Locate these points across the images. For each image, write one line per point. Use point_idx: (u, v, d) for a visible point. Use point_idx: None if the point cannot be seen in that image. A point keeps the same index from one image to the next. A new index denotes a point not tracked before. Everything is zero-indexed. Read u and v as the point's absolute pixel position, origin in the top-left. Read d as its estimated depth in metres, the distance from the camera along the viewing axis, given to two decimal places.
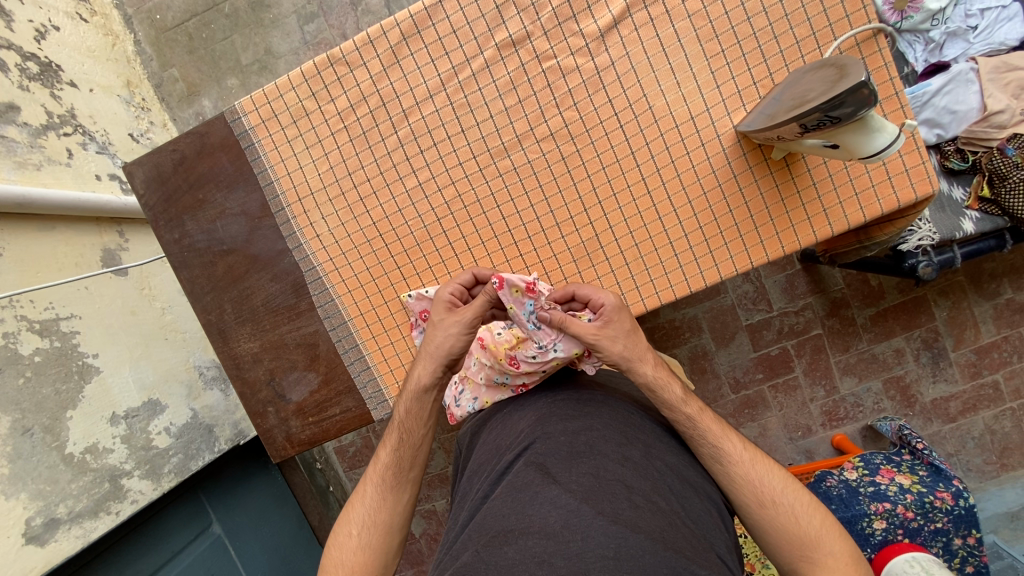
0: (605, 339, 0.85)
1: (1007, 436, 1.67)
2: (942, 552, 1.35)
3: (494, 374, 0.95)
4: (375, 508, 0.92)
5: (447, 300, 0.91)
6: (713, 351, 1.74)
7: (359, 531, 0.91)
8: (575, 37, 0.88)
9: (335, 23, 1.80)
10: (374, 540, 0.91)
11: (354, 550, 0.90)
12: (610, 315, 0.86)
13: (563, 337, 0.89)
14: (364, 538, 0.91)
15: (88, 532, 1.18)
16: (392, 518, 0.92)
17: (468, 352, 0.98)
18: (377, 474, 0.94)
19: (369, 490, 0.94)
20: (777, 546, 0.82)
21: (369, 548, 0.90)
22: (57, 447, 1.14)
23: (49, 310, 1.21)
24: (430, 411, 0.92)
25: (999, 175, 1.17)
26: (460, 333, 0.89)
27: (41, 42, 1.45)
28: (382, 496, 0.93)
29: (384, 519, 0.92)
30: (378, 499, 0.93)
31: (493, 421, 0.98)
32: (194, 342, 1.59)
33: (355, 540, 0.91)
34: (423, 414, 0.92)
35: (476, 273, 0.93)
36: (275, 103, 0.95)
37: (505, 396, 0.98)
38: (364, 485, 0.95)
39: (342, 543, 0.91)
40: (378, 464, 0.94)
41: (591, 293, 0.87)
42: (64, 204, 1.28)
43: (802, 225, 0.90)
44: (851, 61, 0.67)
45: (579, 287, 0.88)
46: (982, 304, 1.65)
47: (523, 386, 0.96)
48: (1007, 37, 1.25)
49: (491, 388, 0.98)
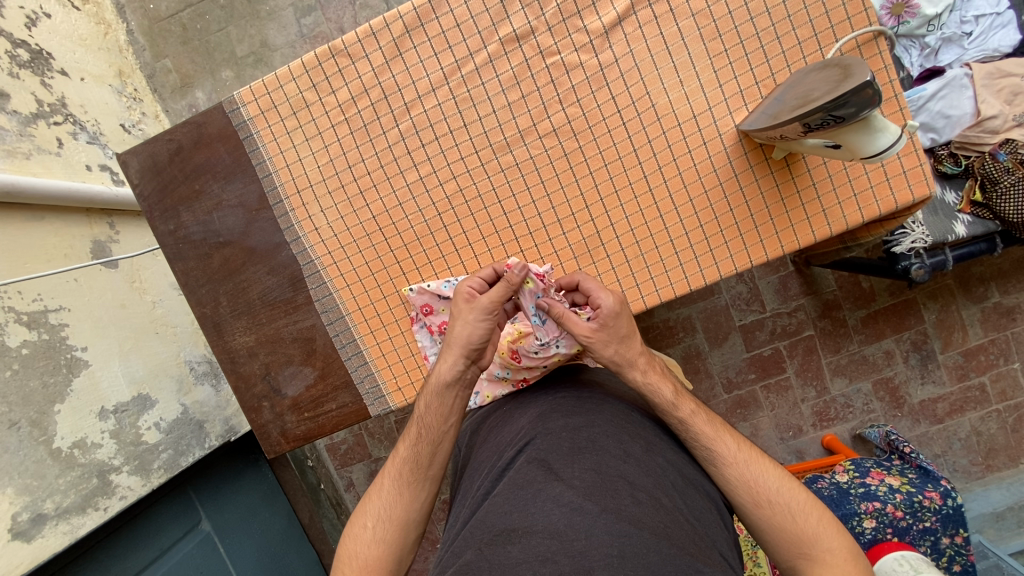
0: (608, 337, 0.85)
1: (993, 438, 1.70)
2: (930, 552, 1.36)
3: (495, 368, 1.00)
4: (390, 502, 0.91)
5: (468, 292, 0.89)
6: (707, 351, 1.75)
7: (374, 524, 0.90)
8: (579, 33, 0.88)
9: (332, 17, 1.79)
10: (389, 534, 0.89)
11: (369, 543, 0.89)
12: (606, 321, 0.85)
13: (565, 334, 0.91)
14: (379, 532, 0.89)
15: (75, 528, 1.16)
16: (409, 513, 0.91)
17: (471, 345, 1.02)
18: (395, 469, 0.93)
19: (387, 484, 0.92)
20: (775, 544, 0.82)
21: (385, 542, 0.89)
22: (44, 442, 1.12)
23: (36, 302, 1.18)
24: (442, 414, 0.90)
25: (991, 179, 1.20)
26: (474, 326, 0.87)
27: (32, 28, 1.42)
28: (400, 490, 0.91)
29: (401, 514, 0.90)
30: (395, 494, 0.91)
31: (497, 416, 0.98)
32: (185, 337, 1.56)
33: (370, 533, 0.89)
34: (445, 410, 0.90)
35: (497, 268, 0.91)
36: (275, 93, 0.94)
37: (506, 391, 1.01)
38: (382, 479, 0.94)
39: (358, 535, 0.90)
40: (398, 458, 0.93)
41: (593, 289, 0.86)
42: (55, 194, 1.25)
43: (801, 224, 0.91)
44: (854, 62, 0.68)
45: (585, 280, 0.87)
46: (970, 307, 1.67)
47: (523, 380, 0.99)
48: (1001, 44, 1.27)
49: (492, 382, 1.02)
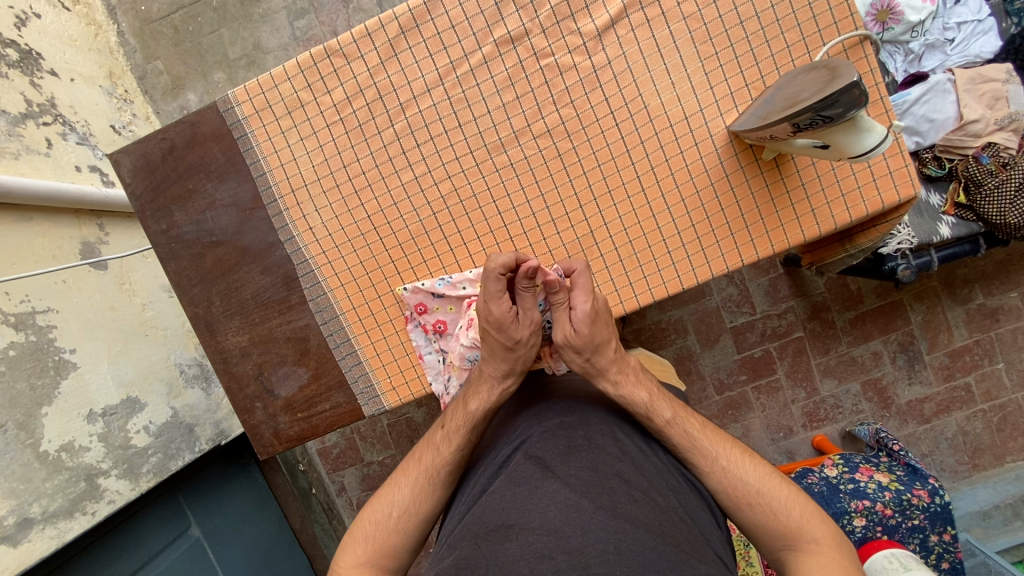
0: (585, 339, 0.85)
1: (978, 437, 1.73)
2: (919, 549, 1.38)
3: (467, 356, 0.97)
4: (420, 496, 0.90)
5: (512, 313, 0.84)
6: (698, 352, 1.77)
7: (400, 515, 0.89)
8: (573, 36, 0.90)
9: (326, 20, 1.79)
10: (410, 527, 0.89)
11: (392, 531, 0.89)
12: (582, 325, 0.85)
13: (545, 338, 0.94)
14: (402, 524, 0.89)
15: (63, 532, 1.14)
16: (433, 508, 0.91)
17: (451, 334, 0.98)
18: (433, 466, 0.92)
19: (421, 480, 0.91)
20: (763, 541, 0.83)
21: (405, 533, 0.89)
22: (31, 445, 1.11)
23: (24, 303, 1.17)
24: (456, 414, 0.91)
25: (975, 181, 1.24)
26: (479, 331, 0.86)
27: (22, 28, 1.42)
28: (432, 487, 0.91)
29: (427, 509, 0.91)
30: (426, 490, 0.91)
31: (511, 408, 0.98)
32: (175, 340, 1.54)
33: (394, 523, 0.89)
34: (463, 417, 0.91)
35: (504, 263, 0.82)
36: (269, 93, 0.94)
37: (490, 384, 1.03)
38: (416, 472, 0.92)
39: (380, 522, 0.89)
40: (439, 459, 0.92)
41: (576, 288, 0.84)
42: (45, 195, 1.24)
43: (791, 224, 0.92)
44: (842, 63, 0.69)
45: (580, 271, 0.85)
46: (955, 309, 1.70)
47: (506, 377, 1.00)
48: (983, 50, 1.30)
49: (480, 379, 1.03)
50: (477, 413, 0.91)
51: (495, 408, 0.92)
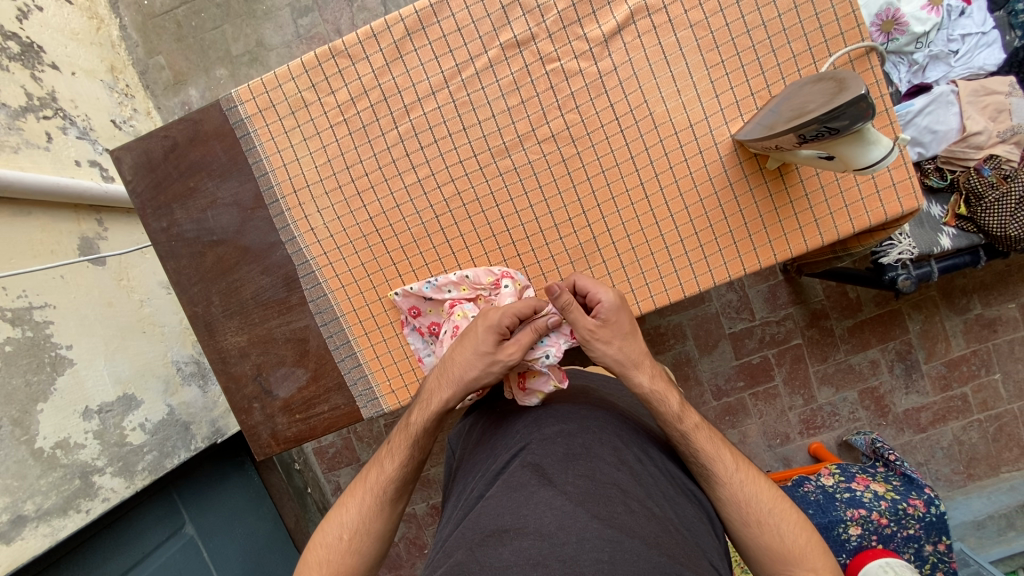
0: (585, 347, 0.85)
1: (974, 447, 1.73)
2: (913, 559, 1.38)
3: None
4: (370, 516, 0.91)
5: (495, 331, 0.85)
6: (697, 358, 1.77)
7: (350, 537, 0.90)
8: (580, 41, 0.89)
9: (329, 18, 1.79)
10: (364, 547, 0.90)
11: (343, 552, 0.89)
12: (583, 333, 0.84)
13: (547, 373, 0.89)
14: (355, 544, 0.90)
15: (56, 530, 1.14)
16: (383, 526, 0.91)
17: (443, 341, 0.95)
18: (377, 484, 0.92)
19: (368, 500, 0.91)
20: (760, 551, 0.83)
21: (359, 553, 0.89)
22: (25, 441, 1.10)
23: (21, 298, 1.16)
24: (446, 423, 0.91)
25: (976, 194, 1.24)
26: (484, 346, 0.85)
27: (23, 21, 1.40)
28: (379, 506, 0.91)
29: (379, 529, 0.91)
30: (373, 510, 0.91)
31: (484, 426, 0.99)
32: (172, 337, 1.54)
33: (346, 544, 0.89)
34: None
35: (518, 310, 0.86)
36: (273, 92, 0.94)
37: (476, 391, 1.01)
38: (361, 492, 0.92)
39: (330, 544, 0.90)
40: (382, 476, 0.92)
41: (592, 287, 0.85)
42: (44, 189, 1.24)
43: (793, 234, 0.92)
44: (849, 76, 0.69)
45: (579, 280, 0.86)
46: (953, 318, 1.71)
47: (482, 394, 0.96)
48: (986, 63, 1.31)
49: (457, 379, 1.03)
50: (415, 427, 0.91)
51: (438, 419, 0.90)
